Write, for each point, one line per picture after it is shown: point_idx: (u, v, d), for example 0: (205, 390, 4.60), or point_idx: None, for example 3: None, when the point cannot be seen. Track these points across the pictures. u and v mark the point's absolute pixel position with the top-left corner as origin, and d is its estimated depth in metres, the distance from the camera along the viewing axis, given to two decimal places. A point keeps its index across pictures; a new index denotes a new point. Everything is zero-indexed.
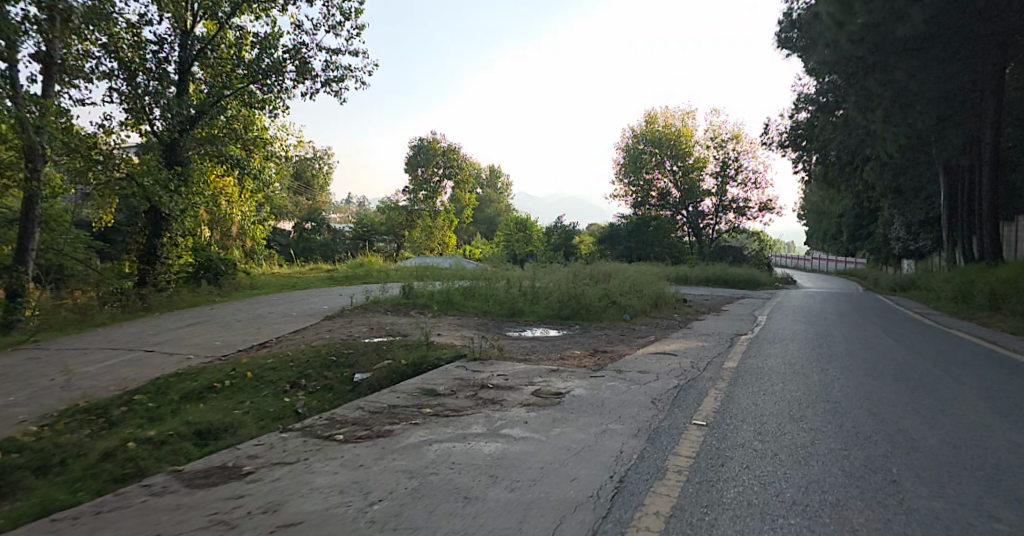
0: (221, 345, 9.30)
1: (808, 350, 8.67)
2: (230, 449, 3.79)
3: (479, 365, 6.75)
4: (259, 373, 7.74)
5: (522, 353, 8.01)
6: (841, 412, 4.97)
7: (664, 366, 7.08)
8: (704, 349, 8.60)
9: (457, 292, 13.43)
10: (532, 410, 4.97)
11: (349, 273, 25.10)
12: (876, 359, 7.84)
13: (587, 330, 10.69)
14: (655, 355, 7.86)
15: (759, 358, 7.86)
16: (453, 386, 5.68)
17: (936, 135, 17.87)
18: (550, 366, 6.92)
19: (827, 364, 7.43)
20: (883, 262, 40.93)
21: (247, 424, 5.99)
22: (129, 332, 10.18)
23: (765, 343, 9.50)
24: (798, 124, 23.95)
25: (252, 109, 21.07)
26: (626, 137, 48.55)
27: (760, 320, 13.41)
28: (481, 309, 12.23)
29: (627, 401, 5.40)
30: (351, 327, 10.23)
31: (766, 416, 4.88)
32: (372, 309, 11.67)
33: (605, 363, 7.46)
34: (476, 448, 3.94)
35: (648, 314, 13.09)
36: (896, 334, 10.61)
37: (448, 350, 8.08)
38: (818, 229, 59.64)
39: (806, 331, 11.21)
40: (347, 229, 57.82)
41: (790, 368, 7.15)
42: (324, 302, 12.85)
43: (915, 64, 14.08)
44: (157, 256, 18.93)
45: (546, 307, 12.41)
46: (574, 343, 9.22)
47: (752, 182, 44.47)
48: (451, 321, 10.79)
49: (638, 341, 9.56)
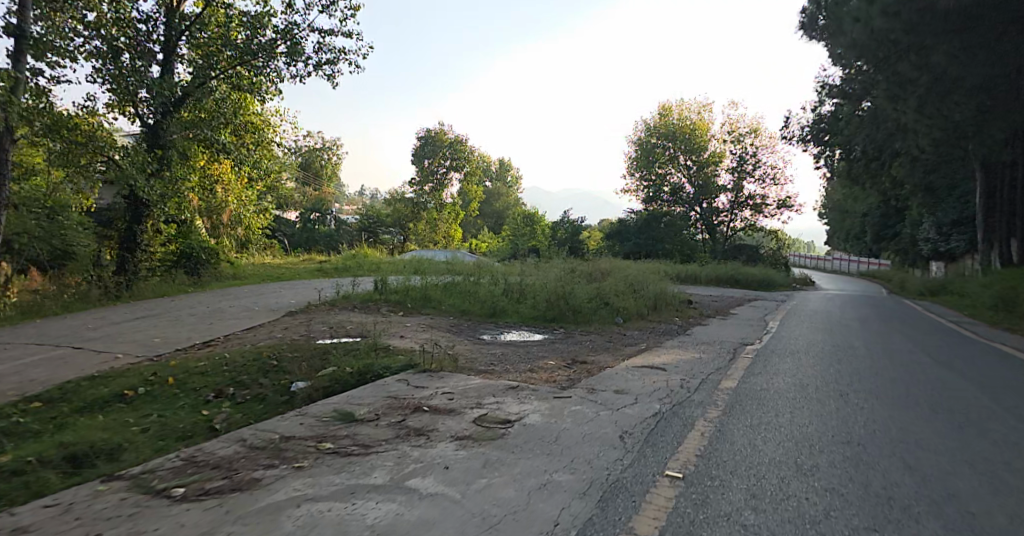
0: (160, 343, 8.10)
1: (824, 367, 7.54)
2: (11, 513, 2.73)
3: (425, 379, 5.71)
4: (183, 380, 6.52)
5: (485, 362, 6.95)
6: (866, 464, 3.88)
7: (645, 386, 5.98)
8: (698, 362, 7.47)
9: (437, 288, 12.44)
10: (462, 448, 3.90)
11: (342, 264, 24.03)
12: (903, 381, 6.74)
13: (571, 335, 9.62)
14: (639, 371, 6.74)
15: (762, 376, 6.74)
16: (380, 408, 4.62)
17: (975, 129, 16.46)
18: (512, 383, 5.84)
19: (844, 387, 6.32)
20: (907, 264, 39.17)
21: (137, 446, 4.88)
22: (67, 325, 8.99)
23: (772, 356, 8.35)
24: (822, 117, 22.57)
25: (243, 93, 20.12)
26: (638, 131, 47.18)
27: (770, 327, 12.19)
28: (460, 308, 11.24)
29: (588, 437, 4.32)
30: (309, 326, 9.22)
31: (764, 466, 3.80)
32: (340, 305, 10.70)
33: (579, 379, 6.39)
34: (358, 513, 2.87)
35: (645, 317, 11.97)
36: (926, 348, 9.46)
37: (406, 357, 7.02)
38: (838, 229, 57.69)
39: (821, 341, 10.05)
40: (353, 220, 56.90)
41: (801, 392, 6.04)
42: (292, 295, 11.86)
43: (955, 46, 12.76)
44: (136, 244, 17.56)
45: (531, 308, 11.40)
46: (554, 352, 8.11)
47: (768, 178, 42.98)
48: (423, 323, 9.75)
49: (627, 350, 8.44)
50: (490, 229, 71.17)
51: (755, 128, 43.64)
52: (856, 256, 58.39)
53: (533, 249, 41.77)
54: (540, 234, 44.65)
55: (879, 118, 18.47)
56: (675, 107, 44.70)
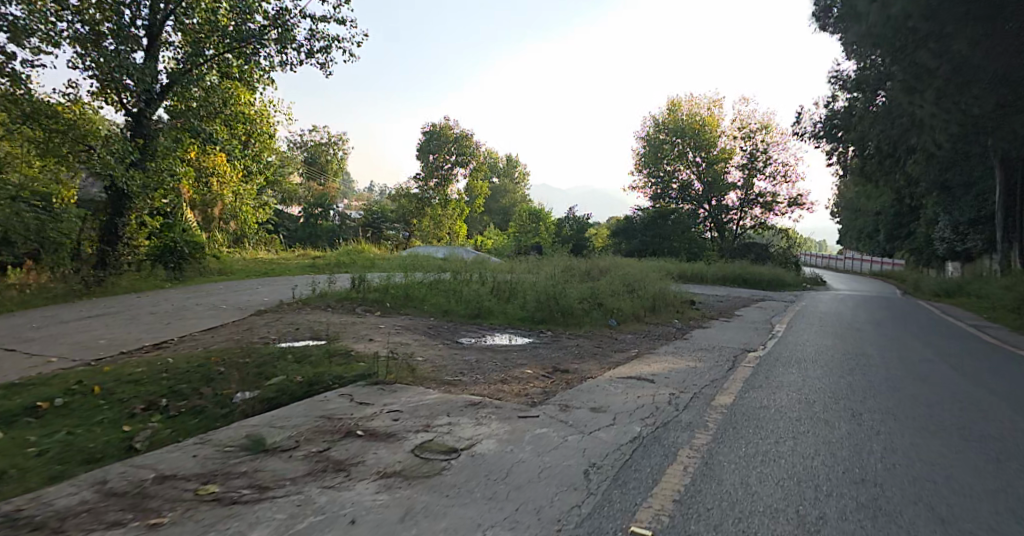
0: (103, 345, 7.39)
1: (834, 379, 6.78)
2: None
3: (371, 394, 4.98)
4: (110, 389, 5.78)
5: (452, 372, 6.19)
6: (885, 516, 3.16)
7: (626, 404, 5.20)
8: (692, 373, 6.68)
9: (422, 286, 11.70)
10: (383, 490, 3.14)
11: (336, 260, 23.40)
12: (923, 399, 5.96)
13: (558, 339, 8.85)
14: (623, 384, 5.95)
15: (762, 391, 5.97)
16: (303, 431, 3.86)
17: (996, 123, 15.56)
18: (475, 398, 5.06)
19: (856, 406, 5.55)
20: (922, 264, 38.04)
21: (27, 470, 4.17)
22: (11, 324, 8.30)
23: (775, 365, 7.56)
24: (835, 111, 21.61)
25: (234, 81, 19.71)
26: (646, 126, 46.17)
27: (775, 331, 11.36)
28: (443, 308, 10.52)
29: (545, 474, 3.54)
30: (273, 327, 8.48)
31: (758, 517, 3.08)
32: (314, 304, 10.00)
33: (554, 393, 5.63)
34: None
35: (641, 319, 11.20)
36: (946, 357, 8.65)
37: (365, 364, 6.26)
38: (852, 228, 56.48)
39: (830, 348, 9.24)
40: (357, 216, 56.12)
41: (806, 411, 5.30)
42: (265, 293, 11.16)
43: (978, 33, 11.90)
44: (119, 237, 17.11)
45: (518, 310, 10.63)
46: (534, 359, 7.34)
47: (779, 175, 41.89)
48: (398, 325, 9.02)
49: (615, 358, 7.65)
50: (497, 227, 70.38)
51: (766, 124, 42.53)
52: (869, 255, 57.12)
53: (535, 247, 40.99)
54: (544, 230, 43.81)
55: (895, 112, 17.52)
56: (684, 102, 43.66)
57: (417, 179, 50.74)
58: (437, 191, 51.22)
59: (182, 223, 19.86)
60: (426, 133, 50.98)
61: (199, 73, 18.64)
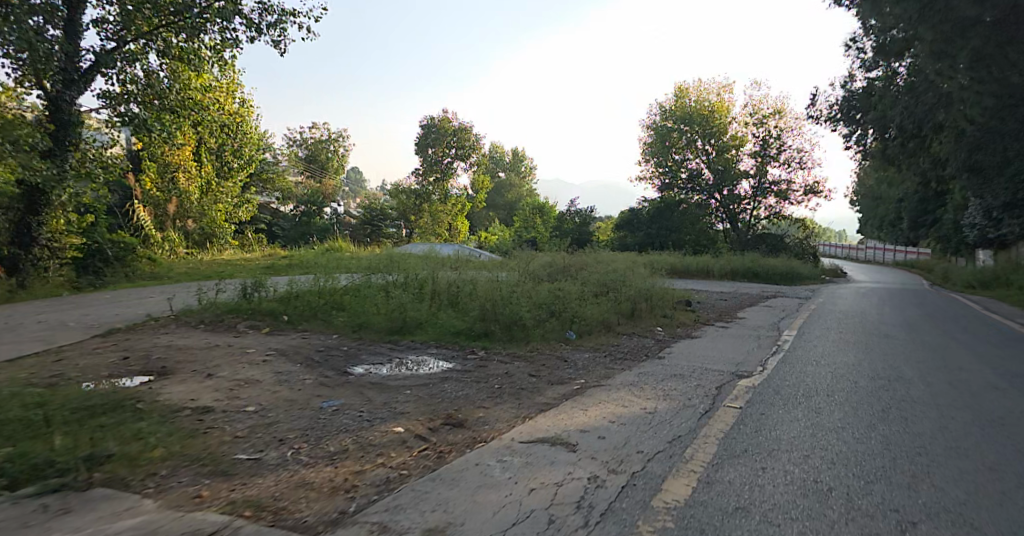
0: None
1: (859, 435, 4.50)
2: None
3: (12, 509, 2.65)
4: None
5: (261, 441, 3.90)
6: None
7: (492, 522, 2.92)
8: (642, 434, 4.37)
9: (341, 291, 9.51)
10: None
11: (297, 260, 21.45)
12: (1008, 481, 3.66)
13: (484, 366, 6.62)
14: (520, 464, 3.66)
15: (742, 472, 3.68)
16: None
17: None
18: (216, 519, 2.74)
19: (902, 505, 3.28)
20: (952, 252, 35.17)
21: None
22: None
23: (773, 405, 5.29)
24: (854, 91, 18.77)
25: (186, 64, 17.91)
26: (651, 114, 43.38)
27: (782, 341, 9.05)
28: (355, 320, 8.34)
29: None
30: (97, 357, 6.27)
31: None
32: (182, 322, 7.82)
33: (388, 488, 3.30)
34: None
35: (609, 330, 8.95)
36: (1013, 384, 6.33)
37: (132, 425, 4.01)
38: (872, 217, 53.37)
39: (848, 368, 6.95)
40: (354, 215, 53.64)
41: (814, 523, 3.04)
42: (144, 305, 8.95)
43: None
44: (33, 239, 14.64)
45: (453, 321, 8.42)
46: (424, 405, 5.06)
47: (797, 161, 38.87)
48: (273, 348, 6.84)
49: (546, 399, 5.32)
50: (501, 221, 67.85)
51: (779, 108, 39.67)
52: (892, 245, 53.91)
53: (531, 241, 38.52)
54: (544, 225, 41.29)
55: (921, 85, 15.05)
56: (692, 88, 40.86)
57: (416, 174, 47.93)
58: (436, 185, 46.93)
59: (103, 220, 17.26)
60: (423, 125, 46.56)
61: (143, 44, 17.00)
